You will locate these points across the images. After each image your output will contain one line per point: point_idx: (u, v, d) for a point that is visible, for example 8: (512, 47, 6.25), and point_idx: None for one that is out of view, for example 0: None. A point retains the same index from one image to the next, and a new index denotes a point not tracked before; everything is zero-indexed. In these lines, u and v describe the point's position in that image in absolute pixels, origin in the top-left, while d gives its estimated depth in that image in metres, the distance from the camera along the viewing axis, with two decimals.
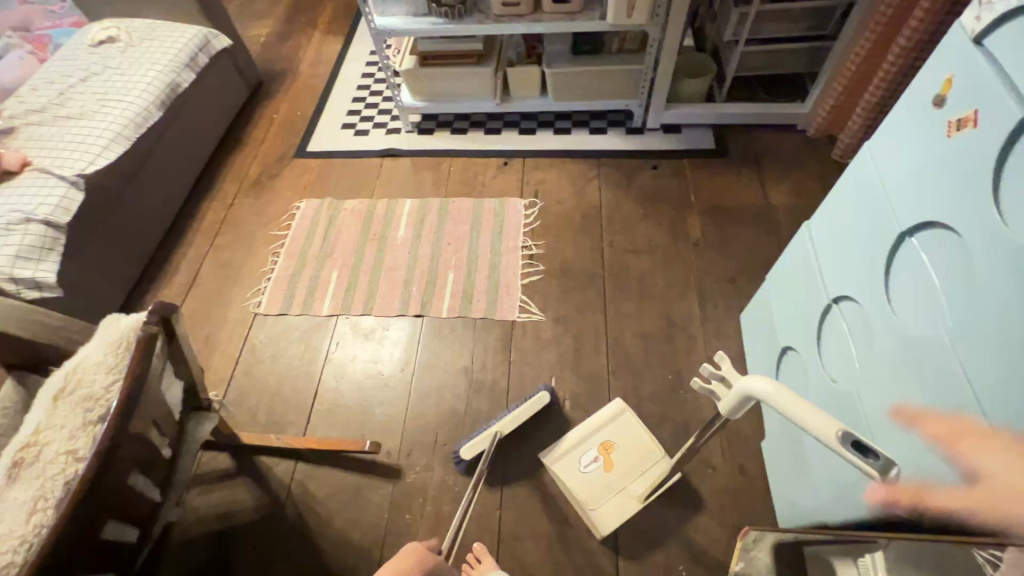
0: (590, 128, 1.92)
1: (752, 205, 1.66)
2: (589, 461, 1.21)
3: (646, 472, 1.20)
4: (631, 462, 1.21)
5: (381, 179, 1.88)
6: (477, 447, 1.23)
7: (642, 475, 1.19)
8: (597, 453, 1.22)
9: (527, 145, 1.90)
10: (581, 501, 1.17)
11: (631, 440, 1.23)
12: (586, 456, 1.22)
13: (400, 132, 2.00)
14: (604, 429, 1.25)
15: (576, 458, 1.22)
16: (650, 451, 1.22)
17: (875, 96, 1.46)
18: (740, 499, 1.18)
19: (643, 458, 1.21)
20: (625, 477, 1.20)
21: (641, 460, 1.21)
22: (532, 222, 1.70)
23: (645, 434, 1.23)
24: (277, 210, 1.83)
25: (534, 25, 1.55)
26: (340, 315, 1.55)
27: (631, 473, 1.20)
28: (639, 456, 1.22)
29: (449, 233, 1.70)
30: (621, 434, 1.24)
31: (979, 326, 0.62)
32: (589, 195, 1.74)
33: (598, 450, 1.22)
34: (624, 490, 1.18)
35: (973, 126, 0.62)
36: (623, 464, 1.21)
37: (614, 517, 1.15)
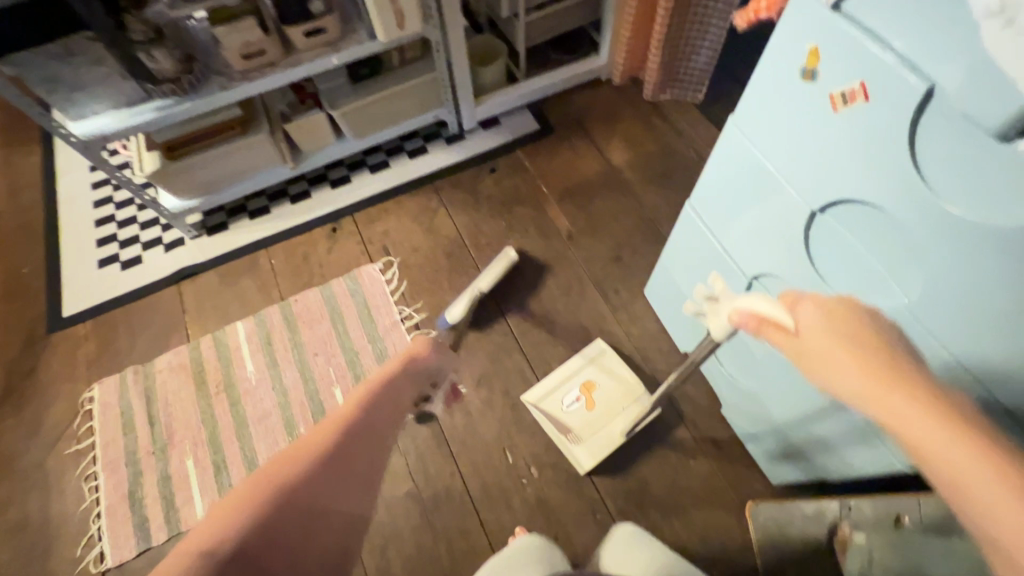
0: (408, 152, 1.69)
1: (601, 172, 1.61)
2: (571, 401, 1.25)
3: (625, 410, 1.22)
4: (611, 399, 1.25)
5: (189, 310, 1.46)
6: (461, 309, 1.31)
7: (622, 414, 1.22)
8: (579, 393, 1.26)
9: (348, 197, 1.61)
10: (563, 437, 1.21)
11: (612, 380, 1.27)
12: (569, 395, 1.25)
13: (183, 242, 1.56)
14: (585, 370, 1.29)
15: (559, 397, 1.26)
16: (631, 388, 1.25)
17: (661, 31, 1.45)
18: (728, 472, 1.19)
19: (621, 395, 1.25)
20: (606, 415, 1.23)
21: (621, 398, 1.24)
22: (398, 285, 1.46)
23: (622, 371, 1.27)
24: (61, 413, 1.33)
25: (296, 71, 1.26)
26: (224, 506, 1.20)
27: (610, 411, 1.23)
28: (620, 394, 1.25)
29: (308, 340, 1.39)
30: (603, 373, 1.28)
31: (936, 299, 0.60)
32: (444, 229, 1.54)
33: (580, 390, 1.26)
34: (605, 427, 1.21)
35: (865, 100, 0.56)
36: (603, 403, 1.24)
37: (594, 450, 1.19)
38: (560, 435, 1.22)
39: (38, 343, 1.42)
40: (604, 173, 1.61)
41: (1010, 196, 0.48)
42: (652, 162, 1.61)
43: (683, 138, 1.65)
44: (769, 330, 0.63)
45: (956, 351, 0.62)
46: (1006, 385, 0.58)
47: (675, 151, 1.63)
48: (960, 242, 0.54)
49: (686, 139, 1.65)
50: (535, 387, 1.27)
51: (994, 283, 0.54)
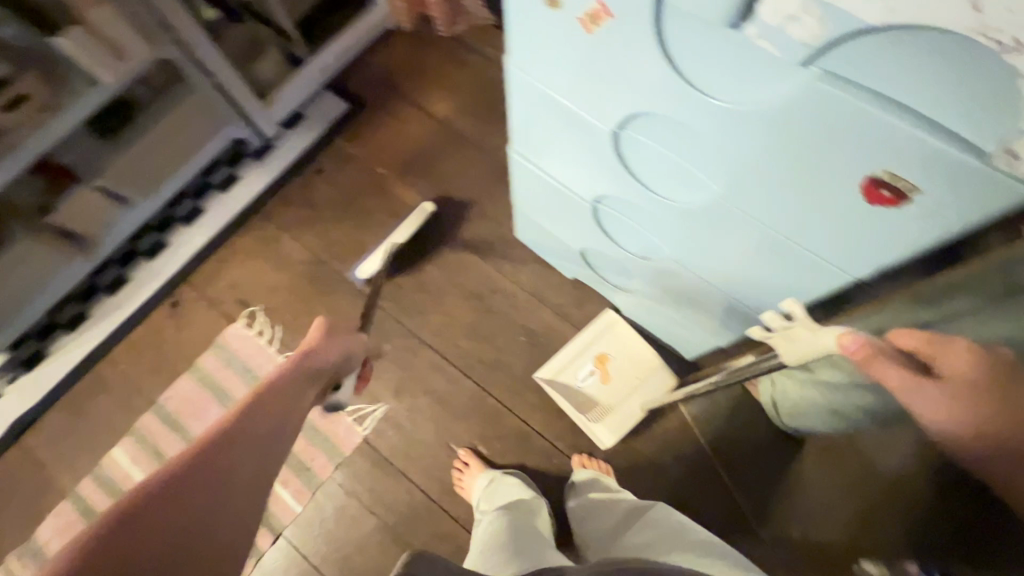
0: (217, 186, 1.47)
1: (430, 132, 1.51)
2: (586, 375, 1.22)
3: (642, 385, 1.20)
4: (627, 372, 1.21)
5: (49, 463, 1.25)
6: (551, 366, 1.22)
7: (642, 386, 1.20)
8: (594, 366, 1.22)
9: (172, 263, 1.40)
10: (583, 415, 1.21)
11: (630, 350, 1.22)
12: (583, 369, 1.22)
13: (1, 392, 1.30)
14: (596, 342, 1.23)
15: (574, 372, 1.22)
16: (649, 360, 1.22)
17: None
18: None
19: (641, 368, 1.21)
20: (625, 389, 1.20)
21: (640, 371, 1.21)
22: (273, 332, 1.33)
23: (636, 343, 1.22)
24: None
25: (17, 159, 1.02)
26: None
27: (628, 386, 1.20)
28: (638, 367, 1.21)
29: (202, 433, 1.25)
30: (618, 345, 1.22)
31: (744, 187, 0.62)
32: (294, 255, 1.40)
33: (594, 363, 1.22)
34: (625, 400, 1.20)
35: (610, 18, 0.53)
36: (620, 377, 1.21)
37: (615, 427, 1.19)
38: (577, 414, 1.21)
39: None
40: (434, 132, 1.51)
41: (762, 78, 0.48)
42: (476, 102, 1.53)
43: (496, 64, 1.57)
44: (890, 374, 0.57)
45: (777, 228, 0.64)
46: (823, 246, 0.63)
47: (493, 80, 1.55)
48: (742, 129, 0.54)
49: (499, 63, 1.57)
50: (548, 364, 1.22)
51: (782, 161, 0.55)
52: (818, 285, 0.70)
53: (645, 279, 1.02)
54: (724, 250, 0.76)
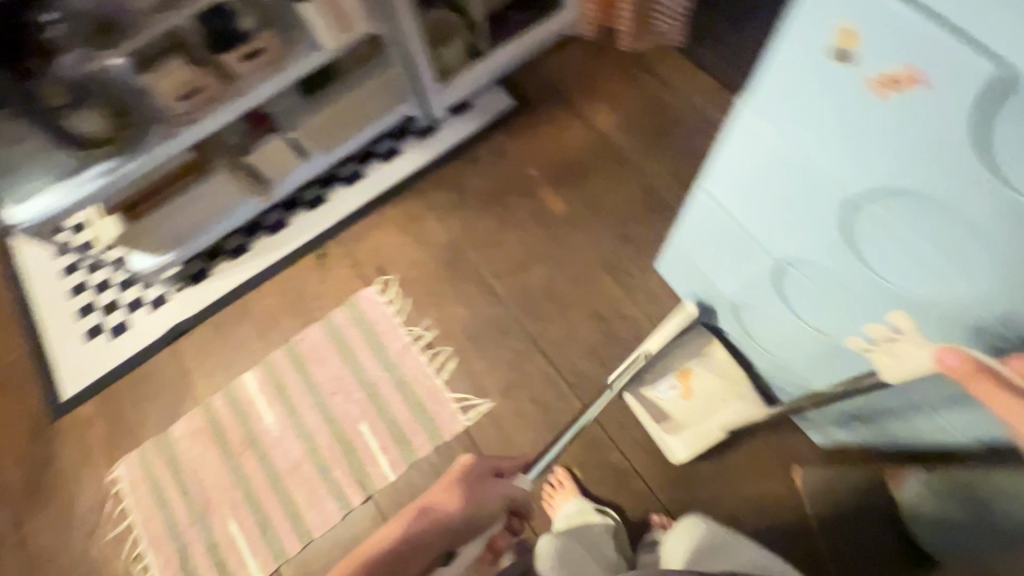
0: (380, 155, 1.56)
1: (589, 144, 1.50)
2: (666, 387, 1.16)
3: (726, 406, 1.12)
4: (711, 389, 1.14)
5: (192, 370, 1.40)
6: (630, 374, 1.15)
7: (725, 409, 1.12)
8: (674, 380, 1.15)
9: (328, 218, 1.51)
10: (659, 427, 1.16)
11: (714, 364, 1.15)
12: (664, 381, 1.15)
13: (168, 297, 1.47)
14: (682, 355, 1.16)
15: (652, 385, 1.16)
16: (734, 376, 1.14)
17: None
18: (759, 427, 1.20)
19: (727, 385, 1.14)
20: (710, 407, 1.13)
21: (725, 388, 1.13)
22: (401, 304, 1.39)
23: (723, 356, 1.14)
24: (91, 497, 1.31)
25: (242, 102, 1.14)
26: (280, 561, 1.21)
27: (710, 405, 1.13)
28: (724, 385, 1.13)
29: (322, 379, 1.34)
30: (704, 363, 1.15)
31: (1011, 277, 0.57)
32: (435, 236, 1.46)
33: (675, 377, 1.15)
34: (704, 420, 1.13)
35: (920, 86, 0.48)
36: (703, 393, 1.14)
37: (692, 443, 1.14)
38: (650, 421, 1.16)
39: (49, 430, 1.39)
40: (594, 144, 1.50)
41: None
42: (643, 123, 1.50)
43: (672, 88, 1.52)
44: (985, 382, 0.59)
45: None
46: None
47: (664, 104, 1.51)
48: None
49: (675, 88, 1.52)
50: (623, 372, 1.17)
51: None
52: (982, 352, 0.68)
53: (802, 347, 0.96)
54: (886, 307, 0.73)
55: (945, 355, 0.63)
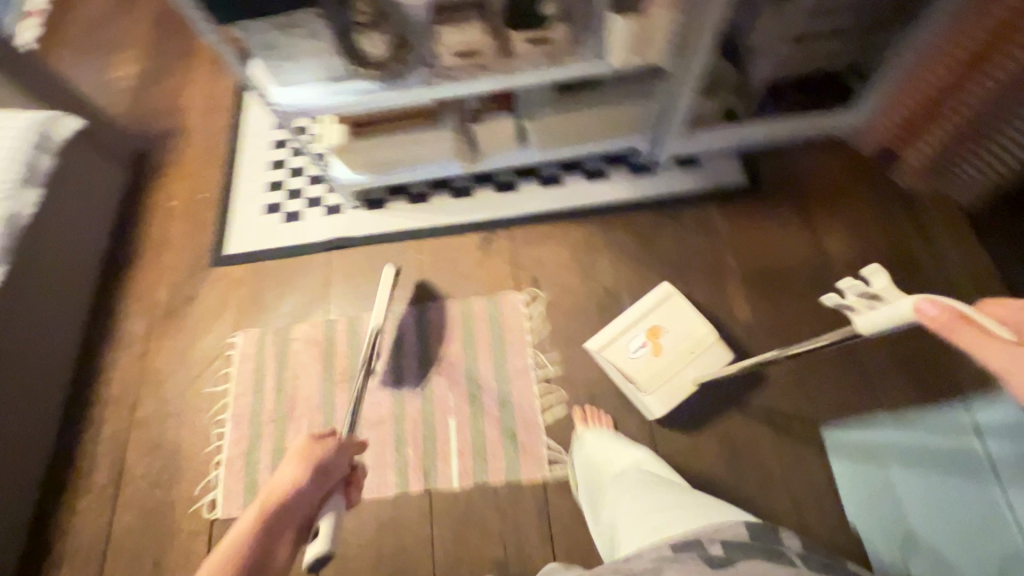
0: (585, 171, 1.50)
1: (805, 263, 1.35)
2: (638, 346, 1.25)
3: (694, 356, 1.23)
4: (678, 345, 1.24)
5: (332, 284, 1.46)
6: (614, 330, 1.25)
7: (694, 359, 1.23)
8: (644, 338, 1.25)
9: (510, 207, 1.49)
10: (630, 386, 1.22)
11: (675, 320, 1.26)
12: (637, 340, 1.25)
13: (342, 209, 1.54)
14: (652, 313, 1.27)
15: (623, 346, 1.25)
16: (697, 338, 1.24)
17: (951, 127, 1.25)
18: None
19: (689, 339, 1.24)
20: (678, 359, 1.23)
21: (691, 347, 1.23)
22: (539, 325, 1.34)
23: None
24: (206, 350, 1.41)
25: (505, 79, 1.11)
26: None
27: (677, 358, 1.23)
28: (689, 344, 1.24)
29: (436, 356, 1.34)
30: (671, 320, 1.26)
31: None
32: (603, 276, 1.38)
33: (646, 336, 1.25)
34: (676, 372, 1.22)
35: None
36: (670, 349, 1.24)
37: (668, 398, 1.21)
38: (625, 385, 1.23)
39: (202, 273, 1.52)
40: (814, 269, 1.34)
41: None
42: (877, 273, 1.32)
43: (930, 252, 1.32)
44: (966, 330, 0.54)
45: None
46: None
47: (913, 265, 1.32)
48: None
49: (934, 255, 1.32)
50: (596, 338, 1.26)
51: None
52: None
53: None
54: None
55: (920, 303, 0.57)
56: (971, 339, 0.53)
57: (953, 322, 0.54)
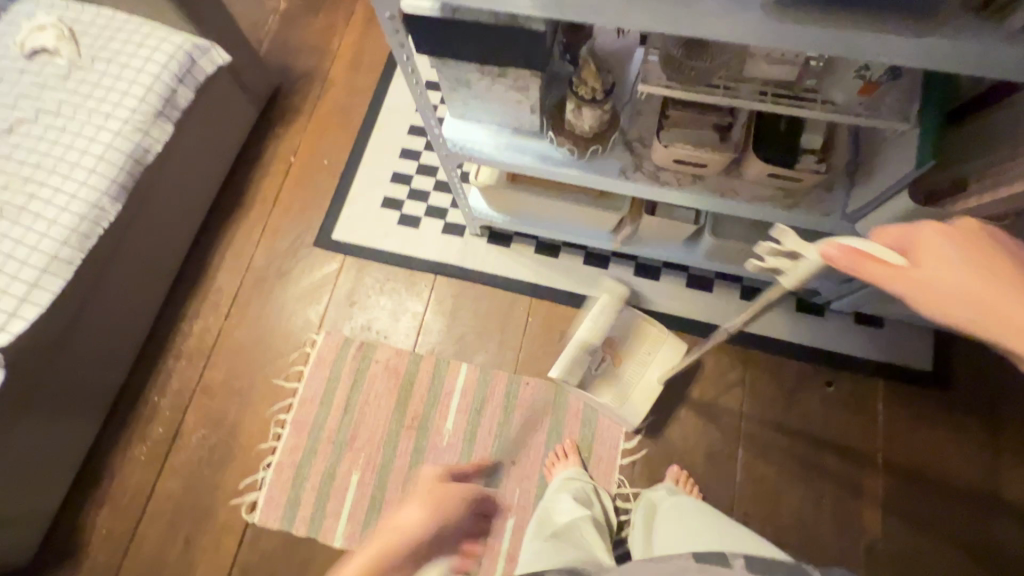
0: (742, 285, 1.29)
1: (968, 495, 1.12)
2: (598, 361, 1.21)
3: (652, 355, 1.21)
4: (634, 350, 1.22)
5: (429, 312, 1.33)
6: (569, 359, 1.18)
7: (653, 360, 1.21)
8: (602, 351, 1.21)
9: (644, 297, 1.31)
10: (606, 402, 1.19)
11: (630, 331, 1.23)
12: (594, 356, 1.20)
13: (462, 232, 1.40)
14: (600, 325, 1.22)
15: (584, 362, 1.20)
16: (653, 336, 1.22)
17: None
18: None
19: (644, 342, 1.22)
20: (635, 371, 1.21)
21: (648, 346, 1.22)
22: (635, 448, 1.19)
23: (795, 240, 0.66)
24: (286, 336, 1.34)
25: (717, 201, 0.89)
26: (358, 553, 1.15)
27: (640, 359, 1.21)
28: (645, 343, 1.22)
29: (515, 439, 1.21)
30: (621, 327, 1.23)
31: None
32: (724, 418, 1.20)
33: (601, 348, 1.21)
34: (640, 378, 1.21)
35: None
36: (629, 357, 1.22)
37: (641, 406, 1.18)
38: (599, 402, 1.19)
39: (302, 249, 1.43)
40: (978, 505, 1.11)
41: None
42: None
43: None
44: (872, 264, 0.55)
45: None
46: None
47: None
48: None
49: None
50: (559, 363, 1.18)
51: None
52: None
53: None
54: None
55: (826, 247, 0.58)
56: (869, 272, 0.55)
57: (854, 262, 0.55)
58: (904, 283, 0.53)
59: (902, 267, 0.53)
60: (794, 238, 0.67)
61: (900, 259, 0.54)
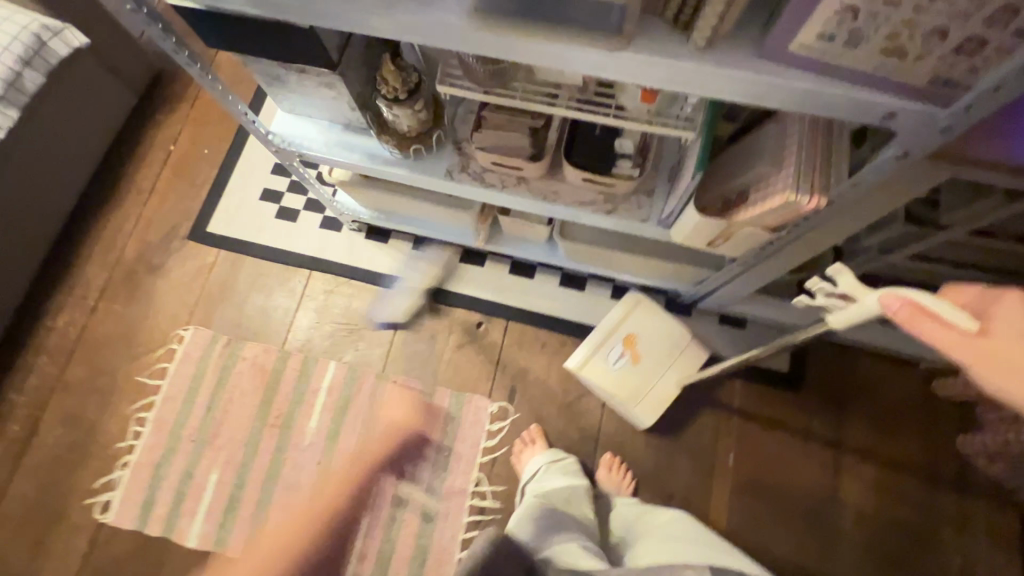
0: (614, 285, 1.29)
1: (811, 492, 1.14)
2: (617, 358, 1.14)
3: (674, 357, 1.14)
4: (659, 350, 1.14)
5: (300, 310, 1.30)
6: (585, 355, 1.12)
7: (671, 361, 1.14)
8: (624, 348, 1.14)
9: (518, 295, 1.30)
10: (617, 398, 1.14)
11: (655, 329, 1.15)
12: (614, 351, 1.13)
13: (340, 227, 1.37)
14: (627, 321, 1.14)
15: (604, 356, 1.13)
16: (679, 336, 1.14)
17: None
18: None
19: (669, 344, 1.14)
20: (656, 370, 1.14)
21: (672, 347, 1.14)
22: (497, 446, 1.19)
23: (852, 283, 0.57)
24: (153, 333, 1.30)
25: (541, 204, 0.89)
26: (212, 553, 1.14)
27: (662, 360, 1.14)
28: (670, 344, 1.14)
29: (377, 438, 1.20)
30: (648, 324, 1.14)
31: None
32: (586, 418, 1.21)
33: (626, 346, 1.13)
34: (659, 379, 1.14)
35: None
36: (650, 356, 1.14)
37: (654, 409, 1.14)
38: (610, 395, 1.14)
39: (176, 242, 1.38)
40: (820, 499, 1.14)
41: None
42: (892, 534, 1.12)
43: (965, 527, 1.11)
44: (930, 323, 0.45)
45: None
46: None
47: (942, 533, 1.11)
48: None
49: (967, 540, 1.11)
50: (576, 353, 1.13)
51: None
52: None
53: None
54: None
55: (884, 300, 0.49)
56: (929, 332, 0.45)
57: (912, 319, 0.46)
58: (971, 348, 0.43)
59: (969, 332, 0.43)
60: (853, 279, 0.57)
61: (972, 323, 0.44)
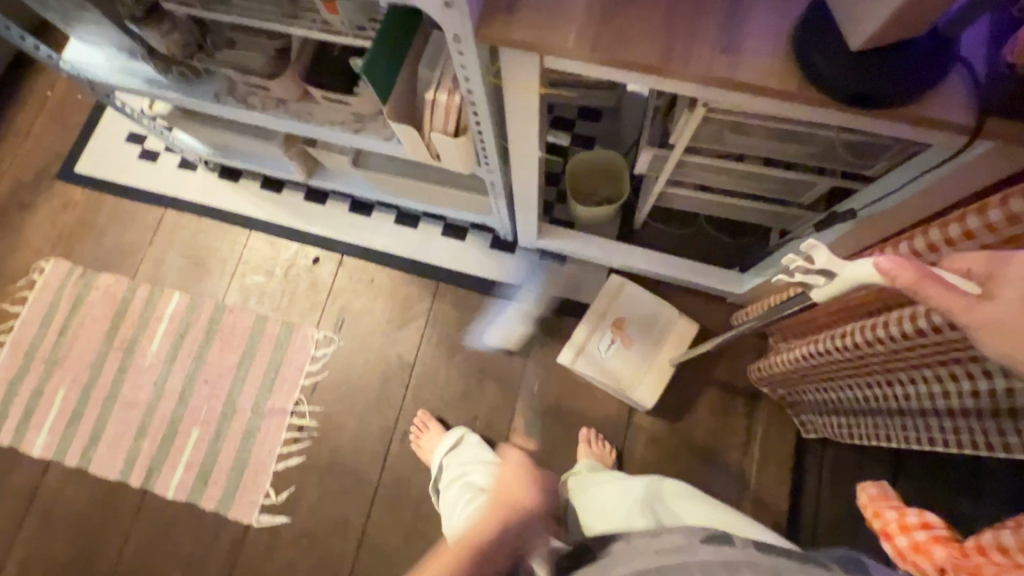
0: (446, 223, 1.35)
1: (609, 416, 1.20)
2: (609, 346, 1.17)
3: (664, 340, 1.17)
4: (647, 332, 1.18)
5: (154, 245, 1.38)
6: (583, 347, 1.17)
7: (661, 343, 1.17)
8: (614, 335, 1.17)
9: (354, 232, 1.35)
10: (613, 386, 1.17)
11: (640, 313, 1.18)
12: (604, 341, 1.17)
13: (195, 167, 1.44)
14: (610, 308, 1.19)
15: (596, 346, 1.17)
16: (664, 313, 1.18)
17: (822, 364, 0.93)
18: None
19: (655, 324, 1.18)
20: (647, 352, 1.17)
21: (660, 326, 1.18)
22: (319, 370, 1.27)
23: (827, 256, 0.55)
24: (18, 264, 1.39)
25: (299, 125, 0.94)
26: (53, 462, 1.24)
27: (651, 343, 1.17)
28: (655, 322, 1.18)
29: (211, 361, 1.28)
30: (631, 309, 1.18)
31: None
32: (405, 346, 1.27)
33: (613, 332, 1.17)
34: (654, 362, 1.17)
35: None
36: (638, 339, 1.17)
37: (654, 389, 1.16)
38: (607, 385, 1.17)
39: (45, 182, 1.46)
40: (614, 423, 1.20)
41: None
42: (677, 455, 1.17)
43: (749, 452, 1.16)
44: (934, 289, 0.45)
45: None
46: None
47: (728, 457, 1.16)
48: None
49: (748, 460, 1.16)
50: (567, 349, 1.17)
51: None
52: None
53: None
54: None
55: (880, 262, 0.47)
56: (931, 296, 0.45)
57: (921, 281, 0.45)
58: (979, 314, 0.44)
59: (973, 295, 0.45)
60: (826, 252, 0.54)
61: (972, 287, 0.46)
